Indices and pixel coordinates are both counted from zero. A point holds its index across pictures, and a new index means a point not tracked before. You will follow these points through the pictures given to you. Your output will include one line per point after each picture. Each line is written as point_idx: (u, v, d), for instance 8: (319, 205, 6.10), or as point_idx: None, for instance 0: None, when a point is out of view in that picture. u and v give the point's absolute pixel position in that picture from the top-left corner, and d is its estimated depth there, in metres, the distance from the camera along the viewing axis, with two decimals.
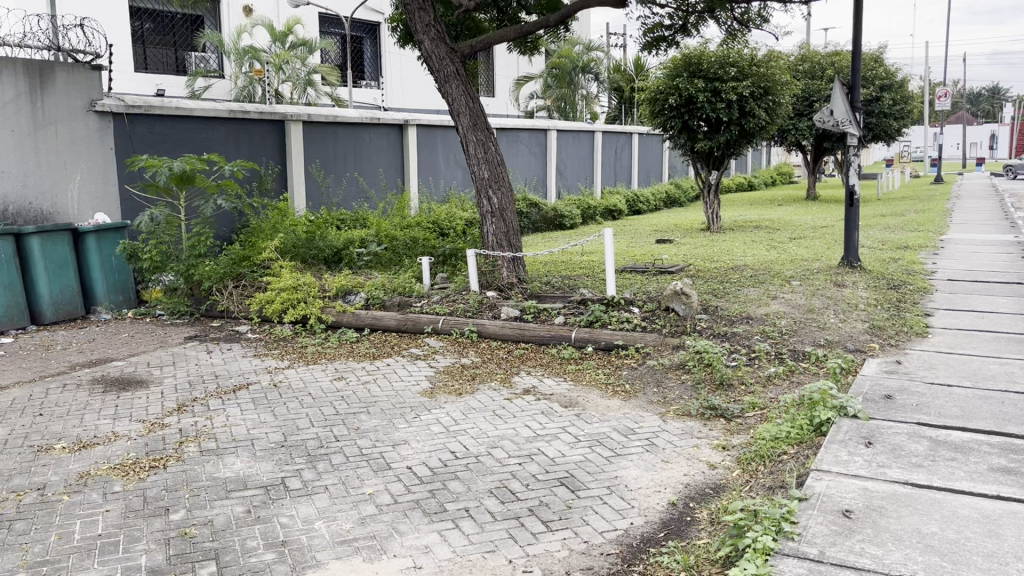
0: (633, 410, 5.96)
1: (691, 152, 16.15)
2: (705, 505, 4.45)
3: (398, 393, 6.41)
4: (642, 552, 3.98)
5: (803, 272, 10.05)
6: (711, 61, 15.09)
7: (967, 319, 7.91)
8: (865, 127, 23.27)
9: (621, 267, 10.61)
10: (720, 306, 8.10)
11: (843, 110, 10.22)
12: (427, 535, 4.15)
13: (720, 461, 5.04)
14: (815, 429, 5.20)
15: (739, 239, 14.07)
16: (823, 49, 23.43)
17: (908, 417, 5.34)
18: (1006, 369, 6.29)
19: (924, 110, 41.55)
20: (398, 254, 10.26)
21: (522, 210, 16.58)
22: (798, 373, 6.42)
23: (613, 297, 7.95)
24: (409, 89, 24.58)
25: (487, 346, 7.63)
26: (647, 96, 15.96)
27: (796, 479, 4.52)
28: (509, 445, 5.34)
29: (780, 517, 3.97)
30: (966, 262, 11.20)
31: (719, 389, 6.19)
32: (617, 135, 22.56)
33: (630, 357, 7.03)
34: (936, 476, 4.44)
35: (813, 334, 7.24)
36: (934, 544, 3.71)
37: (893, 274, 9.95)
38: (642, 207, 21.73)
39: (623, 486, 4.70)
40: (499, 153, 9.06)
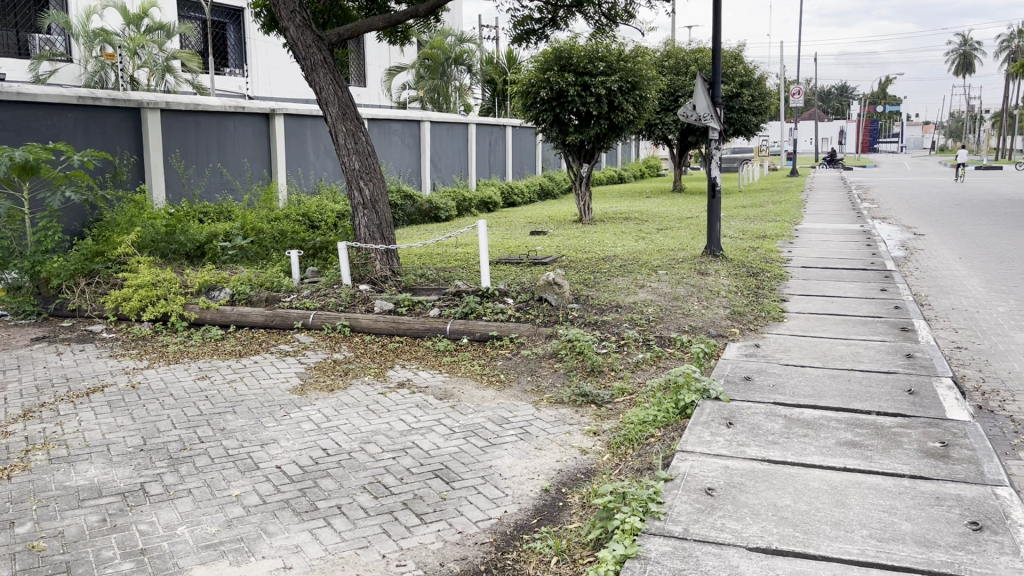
0: (507, 400, 6.01)
1: (562, 146, 16.35)
2: (576, 490, 4.54)
3: (266, 392, 6.21)
4: (514, 539, 4.02)
5: (669, 261, 10.41)
6: (581, 55, 15.37)
7: (819, 303, 8.40)
8: (727, 122, 24.31)
9: (496, 259, 10.69)
10: (590, 295, 8.29)
11: (704, 105, 10.57)
12: (297, 535, 4.05)
13: (591, 446, 5.15)
14: (679, 411, 5.41)
15: (608, 230, 14.41)
16: (687, 46, 24.28)
17: (765, 397, 5.63)
18: (852, 349, 6.74)
19: (781, 106, 43.80)
20: (266, 248, 9.97)
21: (396, 202, 16.42)
22: (664, 359, 6.64)
23: (487, 288, 8.00)
24: (276, 77, 24.01)
25: (360, 340, 7.51)
26: (519, 89, 16.01)
27: (662, 460, 4.67)
28: (383, 439, 5.28)
29: (647, 497, 4.10)
30: (818, 250, 11.90)
31: (590, 375, 6.34)
32: (491, 127, 22.67)
33: (504, 347, 7.08)
34: (790, 451, 4.70)
35: (678, 320, 7.52)
36: (788, 516, 3.92)
37: (753, 262, 10.46)
38: (517, 199, 21.95)
39: (498, 475, 4.74)
40: (370, 144, 8.93)
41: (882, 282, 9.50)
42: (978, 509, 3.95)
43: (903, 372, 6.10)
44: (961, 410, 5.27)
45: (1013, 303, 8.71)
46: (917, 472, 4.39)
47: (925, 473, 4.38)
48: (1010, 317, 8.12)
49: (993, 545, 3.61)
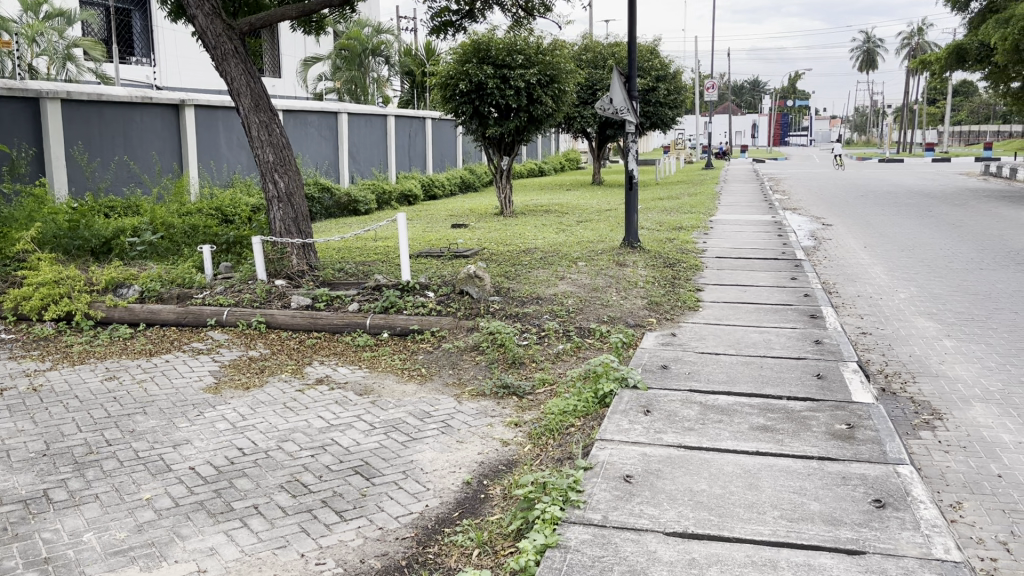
0: (428, 393, 5.98)
1: (482, 139, 16.32)
2: (498, 482, 4.55)
3: (178, 391, 6.03)
4: (436, 533, 4.00)
5: (589, 253, 10.53)
6: (499, 48, 15.34)
7: (732, 292, 8.63)
8: (644, 115, 24.73)
9: (417, 252, 10.63)
10: (511, 287, 8.31)
11: (620, 98, 10.73)
12: (212, 537, 3.94)
13: (512, 437, 5.17)
14: (599, 401, 5.48)
15: (529, 222, 14.48)
16: (604, 40, 24.58)
17: (681, 385, 5.75)
18: (764, 336, 6.93)
19: (696, 100, 44.80)
20: (176, 244, 9.66)
21: (313, 196, 16.16)
22: (584, 349, 6.72)
23: (408, 282, 7.95)
24: (185, 67, 23.32)
25: (277, 337, 7.35)
26: (437, 82, 15.87)
27: (582, 449, 4.72)
28: (301, 437, 5.19)
29: (566, 487, 4.13)
30: (732, 240, 12.24)
31: (511, 367, 6.37)
32: (410, 119, 22.46)
33: (426, 341, 7.03)
34: (706, 437, 4.81)
35: (597, 311, 7.61)
36: (703, 500, 4.01)
37: (669, 253, 10.67)
38: (437, 192, 21.87)
39: (419, 469, 4.71)
40: (284, 136, 8.74)
41: (793, 271, 9.81)
42: (881, 487, 4.12)
43: (813, 358, 6.31)
44: (865, 393, 5.49)
45: (914, 289, 9.12)
46: (826, 453, 4.55)
47: (833, 454, 4.55)
48: (912, 303, 8.49)
49: (895, 521, 3.78)
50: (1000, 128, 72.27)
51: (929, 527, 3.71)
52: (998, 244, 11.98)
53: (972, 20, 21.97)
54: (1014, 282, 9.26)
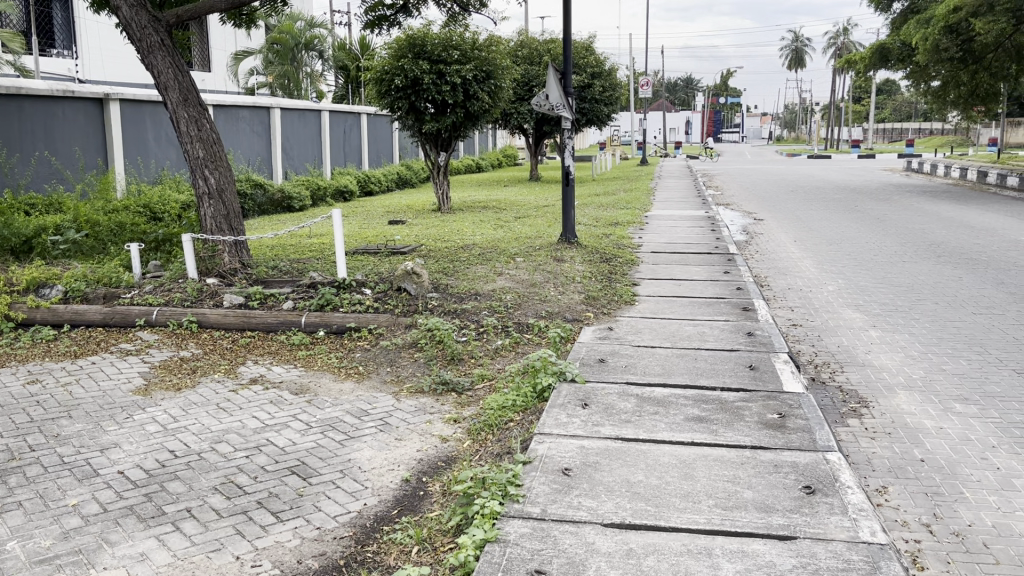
0: (366, 392, 5.91)
1: (418, 134, 16.22)
2: (437, 478, 4.53)
3: (106, 393, 5.86)
4: (374, 532, 3.97)
5: (527, 249, 10.55)
6: (435, 43, 15.29)
7: (667, 287, 8.76)
8: (580, 112, 24.91)
9: (353, 249, 10.53)
10: (449, 284, 8.29)
11: (556, 95, 10.76)
12: (142, 542, 3.84)
13: (451, 434, 5.16)
14: (537, 395, 5.51)
15: (467, 219, 14.46)
16: (540, 36, 24.67)
17: (618, 377, 5.82)
18: (698, 329, 7.06)
19: (631, 97, 45.34)
20: (103, 242, 9.38)
21: (245, 192, 15.87)
22: (522, 345, 6.74)
23: (344, 279, 7.87)
24: (110, 59, 22.63)
25: (209, 336, 7.19)
26: (372, 76, 15.68)
27: (521, 444, 4.73)
28: (235, 438, 5.09)
29: (506, 481, 4.14)
30: (666, 235, 12.44)
31: (450, 363, 6.35)
32: (345, 115, 22.20)
33: (362, 338, 6.96)
34: (642, 429, 4.88)
35: (535, 306, 7.64)
36: (640, 491, 4.07)
37: (606, 248, 10.78)
38: (374, 188, 21.68)
39: (357, 468, 4.66)
40: (214, 131, 8.55)
41: (726, 265, 10.00)
42: (811, 474, 4.24)
43: (745, 349, 6.45)
44: (795, 383, 5.64)
45: (841, 281, 9.40)
46: (758, 442, 4.66)
47: (765, 443, 4.65)
48: (840, 295, 8.74)
49: (824, 506, 3.89)
50: (922, 125, 74.78)
51: (857, 511, 3.83)
52: (920, 238, 12.43)
53: (895, 20, 22.70)
54: (935, 274, 9.62)
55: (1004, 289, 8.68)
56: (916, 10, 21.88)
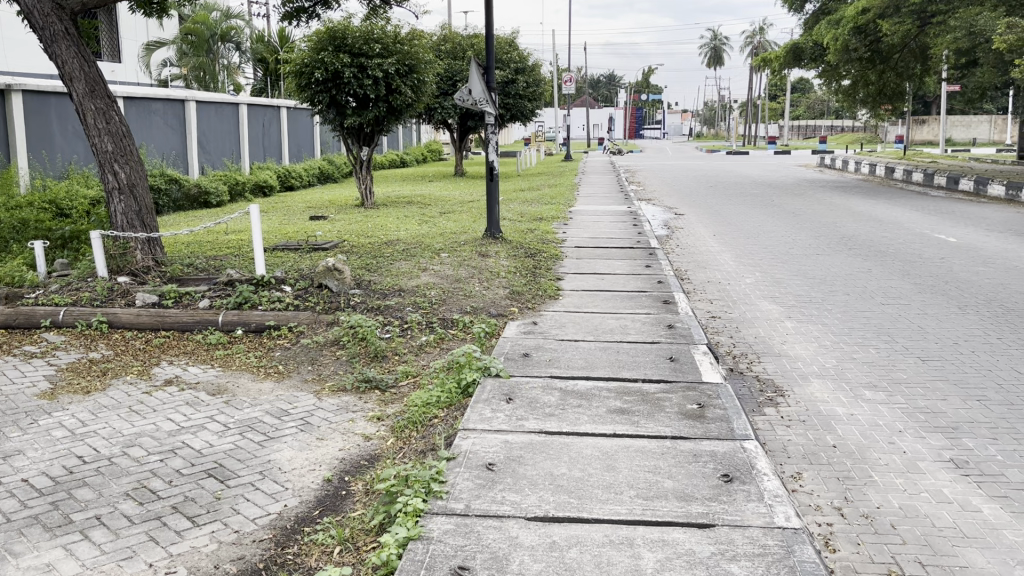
0: (286, 391, 5.79)
1: (340, 128, 15.98)
2: (360, 477, 4.48)
3: (7, 399, 5.59)
4: (295, 533, 3.89)
5: (451, 244, 10.51)
6: (356, 36, 15.09)
7: (590, 281, 8.84)
8: (504, 107, 24.97)
9: (273, 246, 10.29)
10: (372, 280, 8.18)
11: (479, 90, 10.71)
12: (49, 552, 3.68)
13: (375, 432, 5.10)
14: (462, 391, 5.49)
15: (392, 214, 14.34)
16: (463, 31, 24.61)
17: (541, 371, 5.85)
18: (621, 322, 7.14)
19: (555, 93, 45.62)
20: (5, 240, 8.99)
21: (159, 187, 15.40)
22: (447, 340, 6.71)
23: (262, 276, 7.72)
24: (12, 49, 21.67)
25: (120, 337, 6.93)
26: (291, 69, 15.36)
27: (445, 440, 4.70)
28: (149, 442, 4.92)
29: (429, 478, 4.10)
30: (590, 230, 12.57)
31: (374, 361, 6.27)
32: (264, 108, 21.73)
33: (283, 337, 6.81)
34: (565, 422, 4.91)
35: (460, 302, 7.62)
36: (563, 484, 4.09)
37: (530, 243, 10.84)
38: (295, 183, 21.33)
39: (277, 469, 4.56)
40: (123, 123, 8.25)
41: (647, 259, 10.15)
42: (729, 462, 4.33)
43: (666, 342, 6.56)
44: (714, 373, 5.77)
45: (758, 274, 9.65)
46: (678, 433, 4.74)
47: (685, 433, 4.74)
48: (757, 287, 8.96)
49: (742, 493, 3.98)
50: (835, 122, 77.35)
51: (772, 497, 3.93)
52: (832, 231, 12.85)
53: (807, 20, 23.41)
54: (846, 266, 9.95)
55: (910, 280, 9.04)
56: (827, 10, 22.62)
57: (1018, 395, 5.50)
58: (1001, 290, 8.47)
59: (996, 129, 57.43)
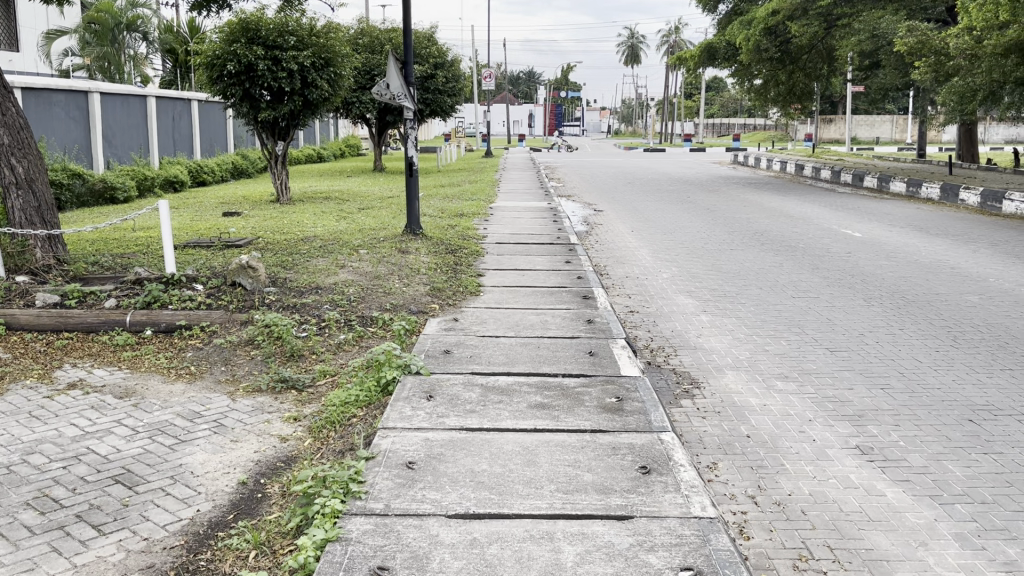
0: (198, 392, 5.62)
1: (254, 122, 15.60)
2: (276, 480, 4.37)
3: None
4: (208, 538, 3.77)
5: (370, 240, 10.41)
6: (270, 28, 14.77)
7: (511, 277, 8.85)
8: (423, 102, 24.81)
9: (185, 243, 10.00)
10: (288, 277, 8.03)
11: (397, 84, 10.59)
12: None
13: (292, 433, 4.99)
14: (381, 390, 5.42)
15: (308, 210, 14.08)
16: (380, 24, 24.32)
17: (462, 368, 5.83)
18: (541, 318, 7.18)
19: (474, 89, 45.57)
20: None
21: (60, 182, 14.75)
22: (366, 338, 6.62)
23: (173, 275, 7.48)
24: None
25: (19, 339, 6.60)
26: (201, 61, 14.88)
27: (364, 440, 4.64)
28: (50, 448, 4.70)
29: (348, 478, 4.03)
30: (511, 226, 12.60)
31: (290, 360, 6.13)
32: (173, 101, 21.05)
33: (194, 337, 6.60)
34: (486, 419, 4.90)
35: (379, 299, 7.53)
36: (484, 480, 4.08)
37: (450, 240, 10.79)
38: (207, 178, 20.76)
39: (188, 473, 4.42)
40: (20, 115, 7.87)
41: (567, 254, 10.25)
42: (647, 454, 4.39)
43: (586, 336, 6.62)
44: (632, 367, 5.86)
45: (675, 269, 9.84)
46: (597, 426, 4.79)
47: (604, 426, 4.79)
48: (673, 282, 9.13)
49: (659, 484, 4.04)
50: (747, 121, 79.54)
51: (688, 487, 4.01)
52: (746, 227, 13.19)
53: (720, 21, 23.99)
54: (759, 261, 10.24)
55: (818, 274, 9.35)
56: (739, 11, 23.22)
57: (919, 383, 5.76)
58: (902, 283, 8.85)
59: (897, 128, 60.13)
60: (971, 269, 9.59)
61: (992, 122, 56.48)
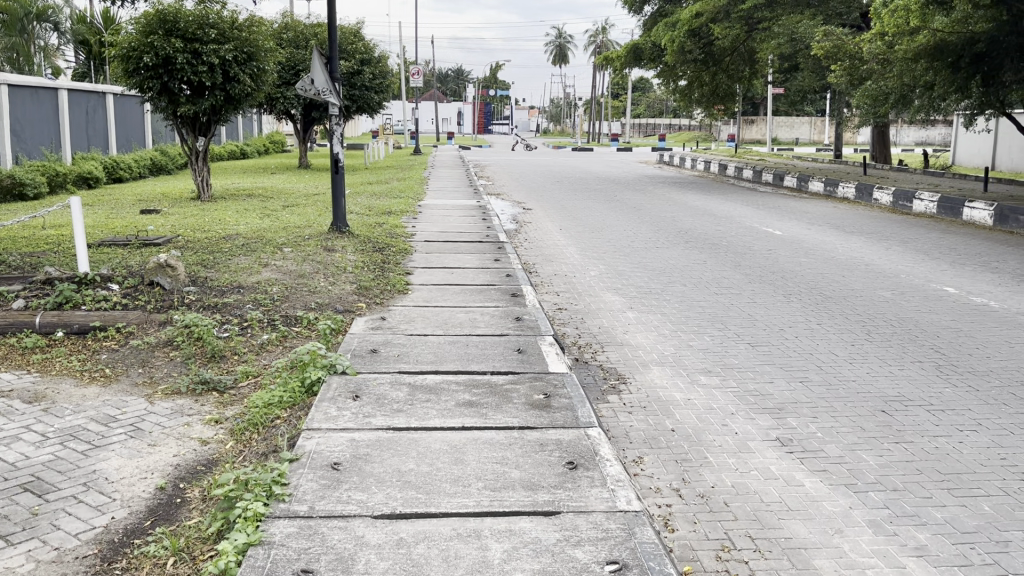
0: (113, 396, 5.42)
1: (173, 117, 15.16)
2: (196, 484, 4.25)
3: None
4: (124, 546, 3.64)
5: (295, 238, 10.24)
6: (189, 20, 14.43)
7: (439, 275, 8.81)
8: (349, 99, 24.50)
9: (98, 240, 9.66)
10: (208, 276, 7.81)
11: (322, 80, 10.41)
12: None
13: (213, 435, 4.85)
14: (306, 390, 5.32)
15: (230, 207, 13.77)
16: (305, 19, 23.94)
17: (389, 367, 5.77)
18: (470, 316, 7.15)
19: (402, 86, 45.29)
20: None
21: None
22: (290, 338, 6.49)
23: (86, 274, 7.23)
24: None
25: None
26: (116, 53, 14.37)
27: (288, 441, 4.55)
28: None
29: (271, 481, 3.94)
30: (439, 224, 12.55)
31: (211, 362, 5.97)
32: (87, 94, 20.30)
33: (109, 338, 6.36)
34: (413, 417, 4.86)
35: (304, 298, 7.40)
36: (411, 480, 4.04)
37: (377, 237, 10.68)
38: (123, 174, 20.09)
39: (103, 479, 4.26)
40: None
41: (496, 253, 10.25)
42: (574, 450, 4.42)
43: (514, 333, 6.63)
44: (560, 364, 5.89)
45: (602, 267, 9.94)
46: (525, 423, 4.80)
47: (531, 423, 4.81)
48: (601, 280, 9.23)
49: (585, 479, 4.07)
50: (672, 121, 80.95)
51: (614, 482, 4.05)
52: (671, 225, 13.41)
53: (645, 22, 24.39)
54: (684, 259, 10.43)
55: (741, 271, 9.58)
56: (663, 13, 23.64)
57: (835, 376, 5.95)
58: (820, 280, 9.13)
59: (815, 129, 62.03)
60: (884, 265, 9.95)
61: (903, 125, 58.83)
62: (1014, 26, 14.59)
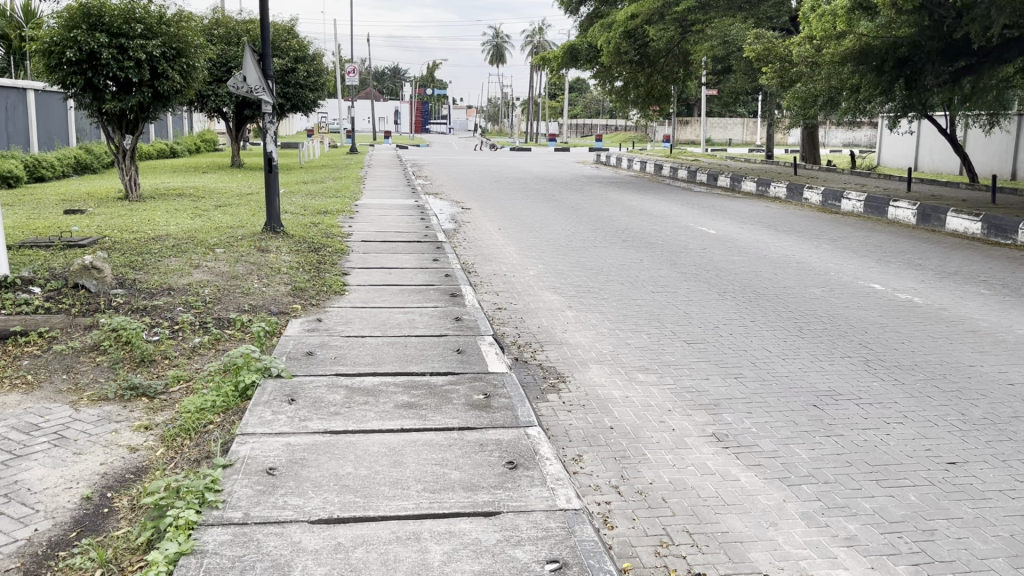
0: (35, 403, 5.21)
1: (97, 114, 14.68)
2: (124, 493, 4.10)
3: None
4: (49, 559, 3.50)
5: (227, 238, 10.02)
6: (114, 14, 14.02)
7: (377, 275, 8.72)
8: (283, 97, 24.11)
9: (19, 242, 9.30)
10: (137, 279, 7.58)
11: (254, 77, 10.19)
12: None
13: (142, 442, 4.70)
14: (239, 394, 5.20)
15: (160, 207, 13.41)
16: (236, 15, 23.49)
17: (326, 369, 5.67)
18: (408, 316, 7.09)
19: (337, 85, 44.81)
20: None
21: None
22: (223, 341, 6.34)
23: (6, 276, 6.95)
24: None
25: None
26: (36, 48, 13.85)
27: (221, 447, 4.44)
28: None
29: (203, 488, 3.84)
30: (376, 224, 12.43)
31: (140, 366, 5.79)
32: (6, 90, 19.56)
33: (31, 343, 6.11)
34: (351, 420, 4.79)
35: (237, 300, 7.24)
36: (349, 483, 3.98)
37: (313, 238, 10.52)
38: (46, 173, 19.49)
39: (25, 490, 4.08)
40: None
41: (434, 252, 10.19)
42: (514, 450, 4.42)
43: (454, 334, 6.61)
44: (499, 363, 5.88)
45: (541, 266, 9.98)
46: (465, 423, 4.78)
47: (471, 423, 4.79)
48: (539, 279, 9.26)
49: (525, 479, 4.07)
50: (608, 121, 81.79)
51: (554, 480, 4.06)
52: (609, 224, 13.53)
53: (582, 23, 24.61)
54: (621, 257, 10.53)
55: (676, 269, 9.71)
56: (599, 14, 23.86)
57: (769, 371, 6.08)
58: (754, 277, 9.31)
59: (746, 130, 63.38)
60: (814, 263, 10.21)
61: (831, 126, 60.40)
62: (934, 31, 14.96)
